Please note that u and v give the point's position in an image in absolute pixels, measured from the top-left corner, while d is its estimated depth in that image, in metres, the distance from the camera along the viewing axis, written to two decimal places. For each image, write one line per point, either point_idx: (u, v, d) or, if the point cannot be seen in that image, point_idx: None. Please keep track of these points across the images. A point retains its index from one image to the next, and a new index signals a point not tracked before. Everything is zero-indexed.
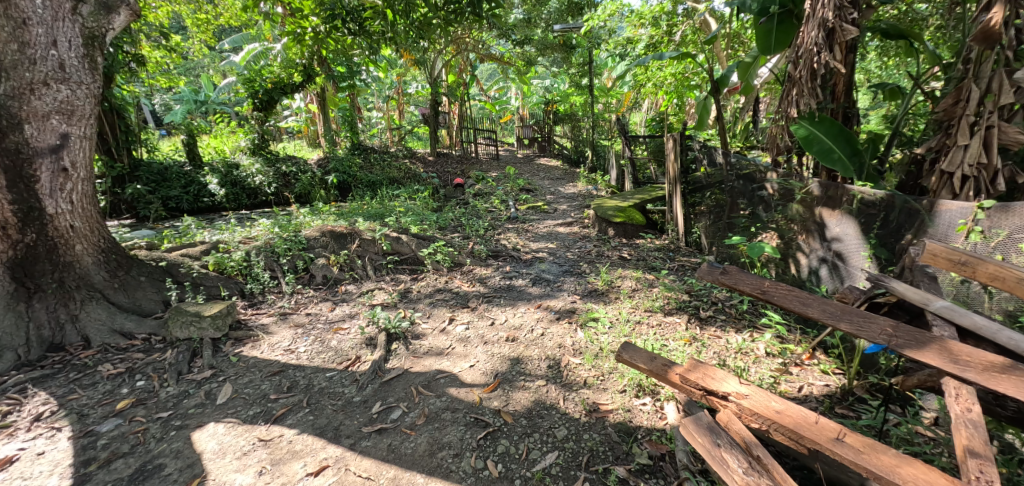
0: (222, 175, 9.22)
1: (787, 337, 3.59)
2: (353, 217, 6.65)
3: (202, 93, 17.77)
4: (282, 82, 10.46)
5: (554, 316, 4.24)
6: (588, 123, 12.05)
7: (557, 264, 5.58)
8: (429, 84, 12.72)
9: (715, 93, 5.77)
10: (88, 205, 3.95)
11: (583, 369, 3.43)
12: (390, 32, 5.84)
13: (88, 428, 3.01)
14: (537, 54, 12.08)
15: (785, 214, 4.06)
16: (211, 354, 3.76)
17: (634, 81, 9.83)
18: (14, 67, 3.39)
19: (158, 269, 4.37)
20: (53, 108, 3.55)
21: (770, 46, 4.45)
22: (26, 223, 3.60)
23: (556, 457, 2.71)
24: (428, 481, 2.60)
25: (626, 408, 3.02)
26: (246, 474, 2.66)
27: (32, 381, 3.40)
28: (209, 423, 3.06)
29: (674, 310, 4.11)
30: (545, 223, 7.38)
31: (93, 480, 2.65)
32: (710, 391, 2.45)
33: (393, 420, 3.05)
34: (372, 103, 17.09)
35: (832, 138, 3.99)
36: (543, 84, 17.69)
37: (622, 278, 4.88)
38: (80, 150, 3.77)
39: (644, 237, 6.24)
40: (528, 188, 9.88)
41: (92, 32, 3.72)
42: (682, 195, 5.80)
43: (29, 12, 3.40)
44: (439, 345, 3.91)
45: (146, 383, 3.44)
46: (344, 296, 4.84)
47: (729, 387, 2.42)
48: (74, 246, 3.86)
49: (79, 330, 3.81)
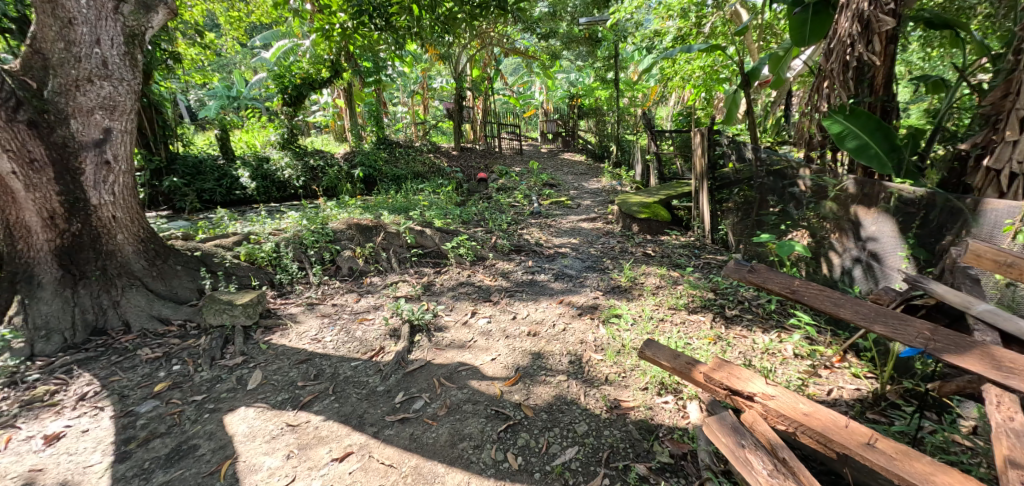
0: (253, 169, 9.51)
1: (817, 338, 3.49)
2: (378, 210, 6.77)
3: (235, 88, 18.33)
4: (311, 78, 10.69)
5: (576, 312, 4.24)
6: (613, 117, 11.94)
7: (579, 260, 5.57)
8: (454, 79, 12.82)
9: (745, 86, 5.65)
10: (130, 197, 4.11)
11: (604, 365, 3.42)
12: (415, 27, 6.04)
13: (128, 408, 3.16)
14: (561, 48, 12.01)
15: (818, 212, 3.96)
16: (242, 341, 3.88)
17: (661, 74, 9.71)
18: (62, 65, 3.59)
19: (194, 259, 4.53)
20: (96, 104, 3.72)
21: (805, 38, 4.28)
22: (72, 213, 3.79)
23: (576, 453, 2.71)
24: (449, 471, 2.64)
25: (647, 406, 3.00)
26: (274, 457, 2.75)
27: (77, 362, 3.58)
28: (241, 407, 3.16)
29: (698, 308, 4.05)
30: (569, 218, 7.35)
31: (133, 457, 2.78)
32: (735, 391, 2.43)
33: (415, 410, 3.11)
34: (398, 99, 17.32)
35: (871, 134, 3.83)
36: (568, 78, 17.67)
37: (646, 275, 4.83)
38: (123, 144, 3.93)
39: (669, 233, 6.16)
40: (551, 182, 9.84)
41: (133, 31, 3.84)
42: (709, 191, 5.69)
43: (74, 12, 3.55)
44: (462, 338, 3.96)
45: (182, 367, 3.59)
46: (369, 288, 4.95)
47: (755, 387, 2.40)
48: (116, 235, 4.03)
49: (121, 315, 3.99)
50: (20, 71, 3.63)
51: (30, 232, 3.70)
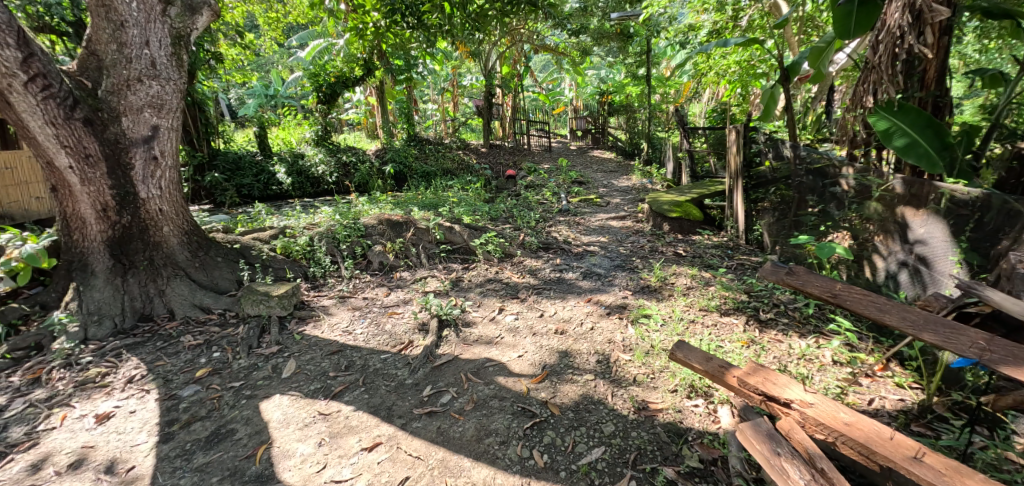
0: (289, 165, 9.78)
1: (857, 345, 3.35)
2: (408, 206, 6.87)
3: (272, 87, 18.89)
4: (344, 76, 10.92)
5: (604, 311, 4.20)
6: (644, 113, 11.77)
7: (608, 258, 5.51)
8: (484, 76, 12.89)
9: (784, 81, 5.47)
10: (175, 191, 4.28)
11: (633, 366, 3.38)
12: (447, 25, 6.28)
13: (172, 392, 3.30)
14: (592, 44, 11.86)
15: (861, 213, 3.80)
16: (278, 330, 4.00)
17: (695, 70, 9.51)
18: (114, 66, 3.77)
19: (233, 251, 4.70)
20: (145, 103, 3.89)
21: (850, 31, 4.01)
22: (122, 206, 3.98)
23: (603, 453, 2.69)
24: (475, 465, 2.65)
25: (676, 409, 2.94)
26: (307, 444, 2.83)
27: (126, 346, 3.77)
28: (276, 395, 3.27)
29: (731, 310, 3.95)
30: (598, 216, 7.28)
31: (176, 438, 2.91)
32: (771, 397, 2.37)
33: (442, 404, 3.14)
34: (428, 96, 17.51)
35: (920, 131, 3.65)
36: (598, 74, 17.50)
37: (676, 275, 4.74)
38: (169, 141, 4.09)
39: (701, 233, 6.03)
40: (580, 180, 9.77)
41: (179, 33, 4.00)
42: (744, 190, 5.54)
43: (126, 15, 3.71)
44: (489, 334, 3.98)
45: (221, 355, 3.73)
46: (398, 282, 5.02)
47: (793, 394, 2.32)
48: (162, 228, 4.21)
49: (165, 303, 4.17)
50: (77, 72, 3.82)
51: (85, 223, 3.92)
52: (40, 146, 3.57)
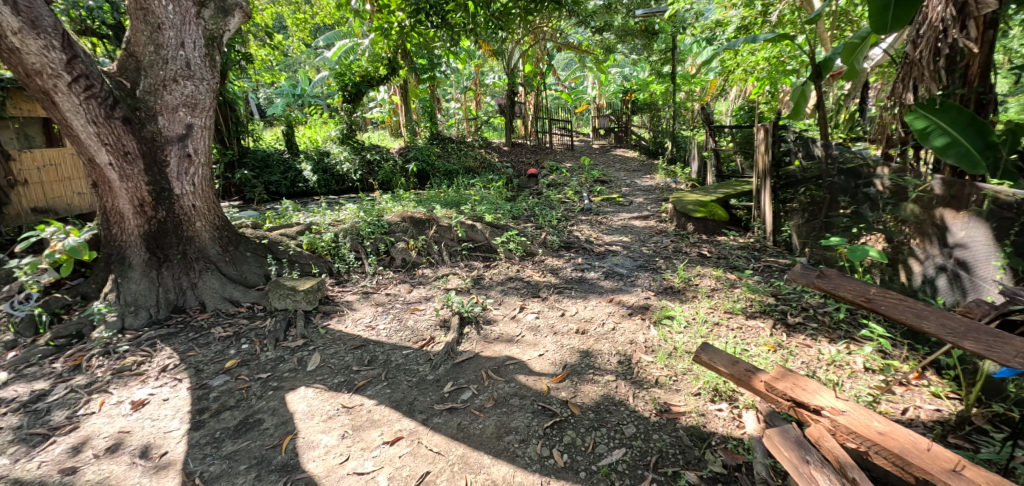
0: (315, 163, 9.97)
1: (891, 352, 3.24)
2: (431, 204, 6.93)
3: (300, 87, 19.27)
4: (369, 75, 11.08)
5: (626, 311, 4.16)
6: (669, 112, 11.60)
7: (631, 258, 5.46)
8: (506, 75, 12.92)
9: (817, 78, 5.33)
10: (208, 187, 4.41)
11: (655, 367, 3.34)
12: (470, 24, 6.53)
13: (203, 381, 3.41)
14: (616, 41, 11.67)
15: (896, 215, 3.67)
16: (303, 324, 4.09)
17: (722, 67, 9.33)
18: (152, 67, 3.91)
19: (262, 246, 4.83)
20: (180, 102, 4.01)
21: (887, 25, 3.80)
22: (158, 201, 4.12)
23: (623, 454, 2.66)
24: (495, 463, 2.66)
25: (699, 412, 2.90)
26: (330, 436, 2.88)
27: (160, 336, 3.90)
28: (301, 387, 3.34)
29: (757, 313, 3.87)
30: (620, 216, 7.21)
31: (206, 426, 3.00)
32: (800, 403, 2.32)
33: (463, 401, 3.16)
34: (451, 95, 17.61)
35: (961, 130, 3.51)
36: (621, 72, 17.34)
37: (701, 276, 4.67)
38: (202, 139, 4.21)
39: (726, 234, 5.92)
40: (602, 179, 9.69)
41: (212, 34, 4.12)
42: (772, 190, 5.41)
43: (163, 18, 3.84)
44: (510, 332, 3.98)
45: (250, 346, 3.82)
46: (421, 279, 5.07)
47: (823, 401, 2.27)
48: (195, 223, 4.33)
49: (197, 296, 4.30)
50: (117, 73, 3.97)
51: (123, 218, 4.07)
52: (83, 143, 3.71)
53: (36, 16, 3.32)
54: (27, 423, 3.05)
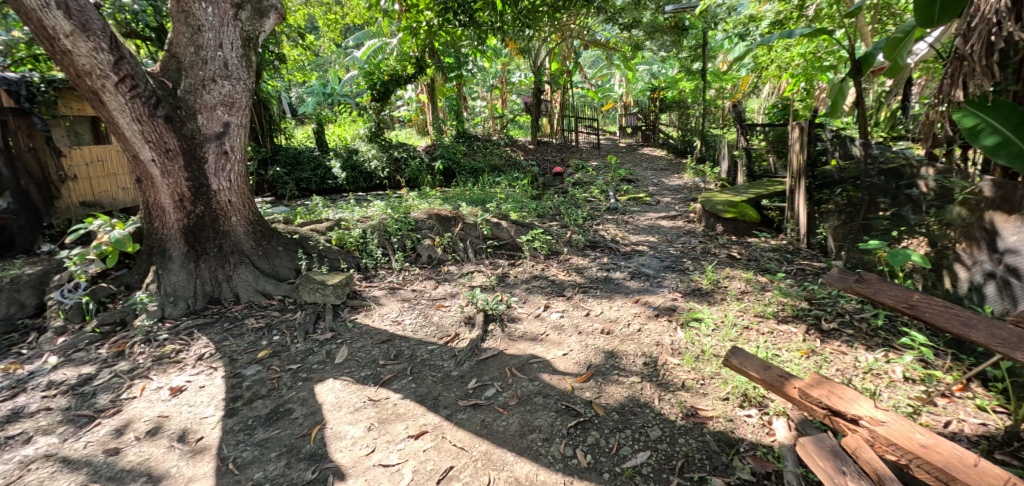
0: (344, 160, 10.15)
1: (933, 361, 3.10)
2: (456, 201, 6.98)
3: (330, 86, 19.67)
4: (397, 74, 11.22)
5: (653, 312, 4.11)
6: (698, 110, 11.38)
7: (658, 259, 5.38)
8: (533, 73, 12.89)
9: (856, 74, 5.15)
10: (243, 183, 4.54)
11: (681, 370, 3.28)
12: (498, 22, 6.61)
13: (236, 370, 3.52)
14: (645, 38, 11.40)
15: (940, 217, 3.51)
16: (332, 317, 4.18)
17: (755, 64, 9.10)
18: (192, 67, 4.04)
19: (293, 241, 4.95)
20: (218, 102, 4.14)
21: (933, 18, 3.67)
22: (197, 197, 4.26)
23: (648, 457, 2.63)
24: (518, 460, 2.66)
25: (728, 417, 2.84)
26: (357, 427, 2.94)
27: (197, 326, 4.05)
28: (329, 379, 3.41)
29: (790, 318, 3.76)
30: (647, 215, 7.11)
31: (239, 414, 3.09)
32: (837, 411, 2.26)
33: (487, 398, 3.17)
34: (477, 93, 17.68)
35: (1016, 131, 3.28)
36: (649, 69, 17.09)
37: (730, 279, 4.57)
38: (238, 137, 4.34)
39: (757, 235, 5.77)
40: (629, 178, 9.57)
41: (249, 35, 4.24)
42: (807, 191, 5.24)
43: (202, 20, 3.97)
44: (534, 330, 3.98)
45: (281, 338, 3.93)
46: (446, 275, 5.11)
47: (861, 410, 2.21)
48: (231, 217, 4.47)
49: (232, 288, 4.44)
50: (160, 73, 4.11)
51: (164, 212, 4.22)
52: (128, 141, 3.87)
53: (87, 20, 3.47)
54: (75, 404, 3.20)
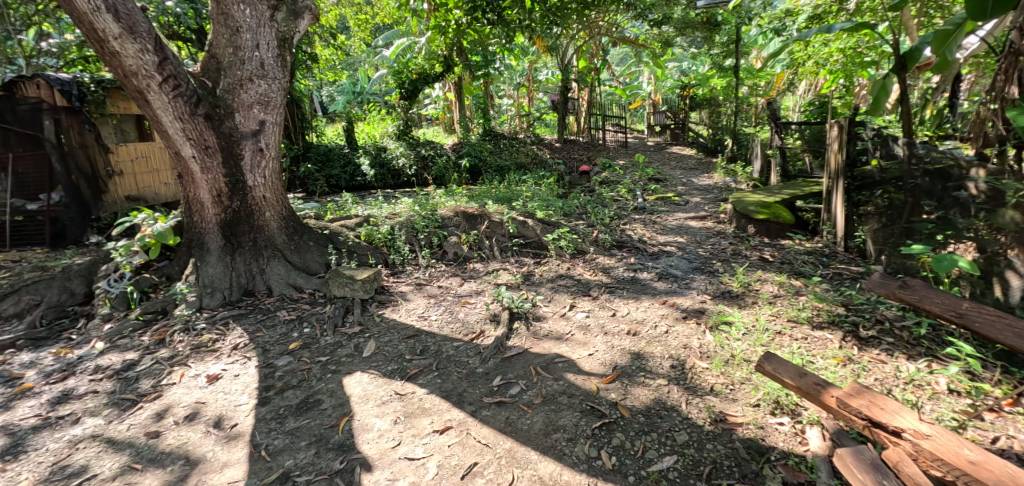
0: (372, 157, 10.32)
1: (980, 373, 2.95)
2: (483, 199, 7.02)
3: (359, 85, 20.02)
4: (425, 73, 11.33)
5: (680, 314, 4.03)
6: (730, 108, 11.13)
7: (686, 260, 5.28)
8: (560, 71, 12.85)
9: (901, 69, 4.93)
10: (277, 180, 4.66)
11: (710, 374, 3.22)
12: (526, 20, 6.68)
13: (269, 361, 3.62)
14: (675, 33, 11.12)
15: (991, 221, 3.35)
16: (360, 311, 4.26)
17: (790, 60, 8.83)
18: (231, 67, 4.18)
19: (323, 236, 5.06)
20: (254, 100, 4.26)
21: (986, 11, 3.52)
22: (233, 192, 4.40)
23: (675, 462, 2.58)
24: (542, 459, 2.66)
25: (758, 424, 2.76)
26: (383, 420, 2.99)
27: (232, 316, 4.18)
28: (357, 372, 3.47)
29: (825, 324, 3.63)
30: (675, 215, 7.00)
31: (271, 403, 3.18)
32: (877, 423, 2.20)
33: (512, 395, 3.18)
34: (504, 91, 17.70)
35: None
36: (679, 67, 16.80)
37: (762, 282, 4.45)
38: (273, 135, 4.46)
39: (791, 237, 5.60)
40: (657, 177, 9.43)
41: (284, 36, 4.35)
42: (845, 192, 5.06)
43: (241, 21, 4.08)
44: (559, 330, 3.97)
45: (311, 330, 4.02)
46: (472, 273, 5.14)
47: (904, 423, 2.15)
48: (265, 213, 4.60)
49: (265, 281, 4.57)
50: (200, 74, 4.24)
51: (203, 206, 4.38)
52: (170, 138, 4.02)
53: (134, 23, 3.62)
54: (119, 388, 3.35)
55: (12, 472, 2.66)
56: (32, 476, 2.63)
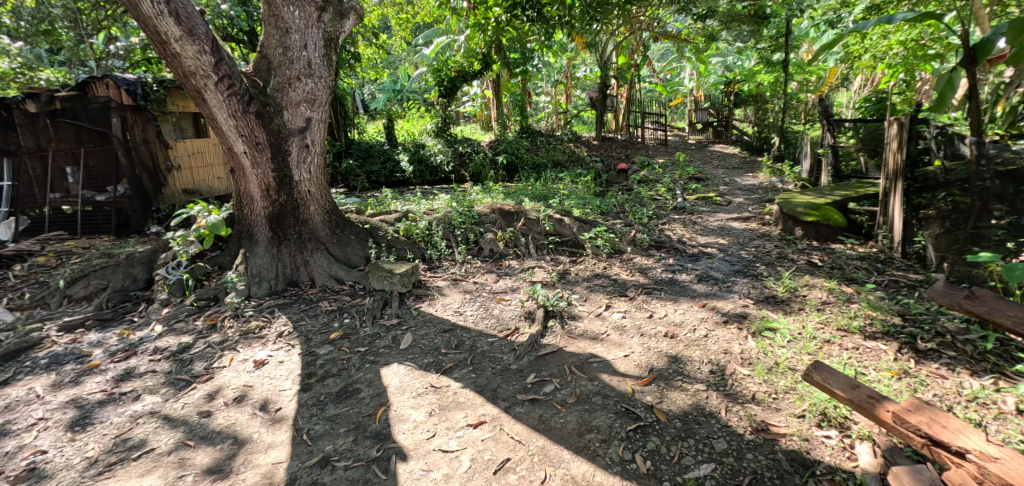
0: (411, 154, 10.49)
1: None
2: (519, 196, 7.01)
3: (399, 83, 20.39)
4: (464, 70, 11.42)
5: (721, 318, 3.91)
6: (779, 104, 10.67)
7: (728, 262, 5.12)
8: (599, 67, 12.69)
9: (971, 62, 4.61)
10: (322, 175, 4.81)
11: (752, 381, 3.11)
12: (566, 16, 6.58)
13: (311, 349, 3.74)
14: (721, 28, 10.67)
15: None
16: (398, 305, 4.34)
17: (845, 54, 8.39)
18: (280, 66, 4.33)
19: (364, 231, 5.18)
20: (302, 99, 4.41)
21: None
22: (281, 187, 4.57)
23: (713, 470, 2.51)
24: (575, 458, 2.64)
25: (803, 436, 2.65)
26: (419, 412, 3.04)
27: (278, 305, 4.35)
28: (394, 364, 3.55)
29: (878, 334, 3.45)
30: (717, 216, 6.80)
31: (313, 389, 3.29)
32: (938, 442, 2.09)
33: (545, 394, 3.17)
34: (541, 88, 17.63)
35: None
36: (723, 62, 16.25)
37: (809, 287, 4.26)
38: (318, 132, 4.60)
39: (842, 241, 5.34)
40: (698, 176, 9.18)
41: (330, 36, 4.47)
42: (904, 194, 4.78)
43: (290, 22, 4.22)
44: (595, 329, 3.93)
45: (351, 321, 4.14)
46: (507, 270, 5.16)
47: (968, 443, 2.04)
48: (310, 207, 4.75)
49: (309, 273, 4.73)
50: (252, 73, 4.40)
51: (253, 200, 4.57)
52: (224, 134, 4.21)
53: (193, 25, 3.80)
54: (175, 369, 3.55)
55: (80, 442, 2.87)
56: (97, 447, 2.82)
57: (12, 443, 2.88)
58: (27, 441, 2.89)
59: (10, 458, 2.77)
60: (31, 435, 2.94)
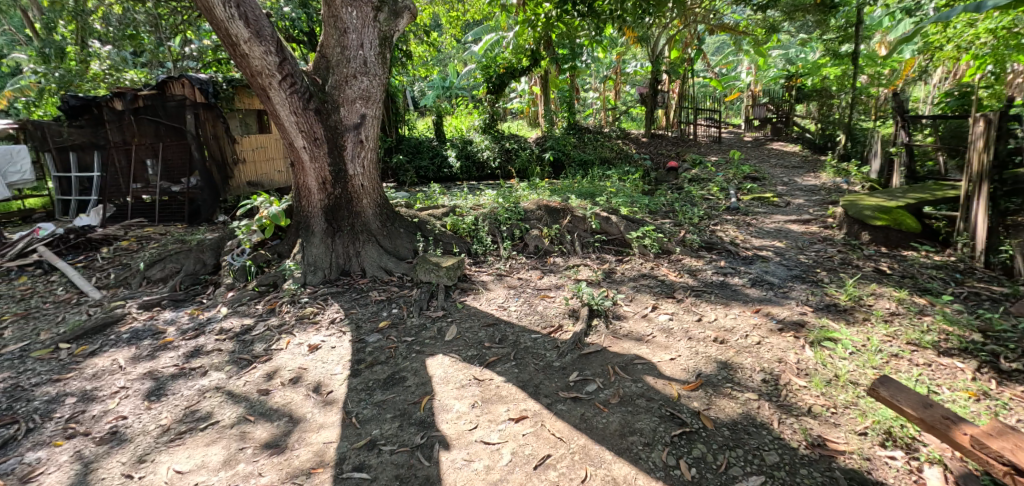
0: (459, 150, 10.64)
1: None
2: (565, 194, 6.96)
3: (448, 80, 20.70)
4: (512, 67, 11.43)
5: (775, 326, 3.74)
6: (845, 99, 10.03)
7: (784, 266, 4.88)
8: (650, 62, 12.39)
9: None
10: (374, 170, 4.95)
11: (808, 393, 2.96)
12: (618, 10, 6.45)
13: (361, 337, 3.88)
14: (783, 19, 10.14)
15: None
16: (444, 297, 4.42)
17: (923, 45, 7.77)
18: (338, 65, 4.49)
19: (413, 224, 5.30)
20: (357, 96, 4.56)
21: None
22: (336, 180, 4.75)
23: (762, 482, 2.40)
24: (616, 460, 2.60)
25: (864, 455, 2.50)
26: (462, 403, 3.08)
27: (331, 294, 4.54)
28: (439, 355, 3.62)
29: (953, 350, 3.19)
30: (774, 217, 6.48)
31: (362, 375, 3.41)
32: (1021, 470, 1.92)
33: (588, 393, 3.14)
34: (590, 84, 17.38)
35: None
36: (785, 54, 15.43)
37: (875, 296, 3.99)
38: (372, 128, 4.74)
39: (914, 248, 4.97)
40: (754, 175, 8.78)
41: (385, 35, 4.59)
42: (987, 198, 4.39)
43: (347, 22, 4.37)
44: (640, 331, 3.85)
45: (398, 311, 4.26)
46: (551, 267, 5.13)
47: None
48: (362, 200, 4.91)
49: (360, 263, 4.89)
50: (312, 71, 4.59)
51: (310, 192, 4.77)
52: (286, 130, 4.42)
53: (260, 27, 4.01)
54: (238, 349, 3.78)
55: (155, 411, 3.11)
56: (170, 416, 3.05)
57: (98, 408, 3.16)
58: (110, 406, 3.17)
59: (96, 421, 3.04)
60: (114, 401, 3.21)
